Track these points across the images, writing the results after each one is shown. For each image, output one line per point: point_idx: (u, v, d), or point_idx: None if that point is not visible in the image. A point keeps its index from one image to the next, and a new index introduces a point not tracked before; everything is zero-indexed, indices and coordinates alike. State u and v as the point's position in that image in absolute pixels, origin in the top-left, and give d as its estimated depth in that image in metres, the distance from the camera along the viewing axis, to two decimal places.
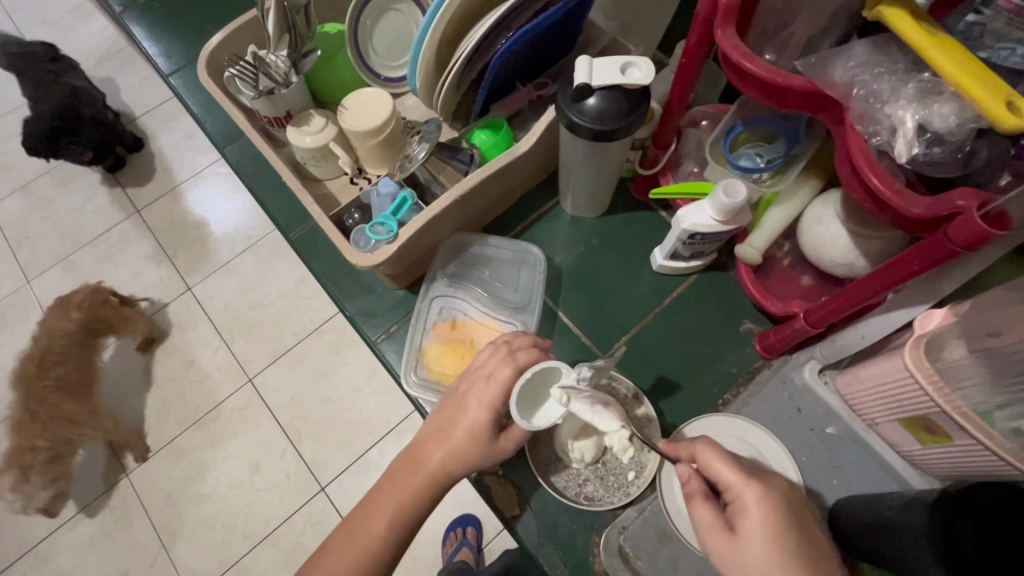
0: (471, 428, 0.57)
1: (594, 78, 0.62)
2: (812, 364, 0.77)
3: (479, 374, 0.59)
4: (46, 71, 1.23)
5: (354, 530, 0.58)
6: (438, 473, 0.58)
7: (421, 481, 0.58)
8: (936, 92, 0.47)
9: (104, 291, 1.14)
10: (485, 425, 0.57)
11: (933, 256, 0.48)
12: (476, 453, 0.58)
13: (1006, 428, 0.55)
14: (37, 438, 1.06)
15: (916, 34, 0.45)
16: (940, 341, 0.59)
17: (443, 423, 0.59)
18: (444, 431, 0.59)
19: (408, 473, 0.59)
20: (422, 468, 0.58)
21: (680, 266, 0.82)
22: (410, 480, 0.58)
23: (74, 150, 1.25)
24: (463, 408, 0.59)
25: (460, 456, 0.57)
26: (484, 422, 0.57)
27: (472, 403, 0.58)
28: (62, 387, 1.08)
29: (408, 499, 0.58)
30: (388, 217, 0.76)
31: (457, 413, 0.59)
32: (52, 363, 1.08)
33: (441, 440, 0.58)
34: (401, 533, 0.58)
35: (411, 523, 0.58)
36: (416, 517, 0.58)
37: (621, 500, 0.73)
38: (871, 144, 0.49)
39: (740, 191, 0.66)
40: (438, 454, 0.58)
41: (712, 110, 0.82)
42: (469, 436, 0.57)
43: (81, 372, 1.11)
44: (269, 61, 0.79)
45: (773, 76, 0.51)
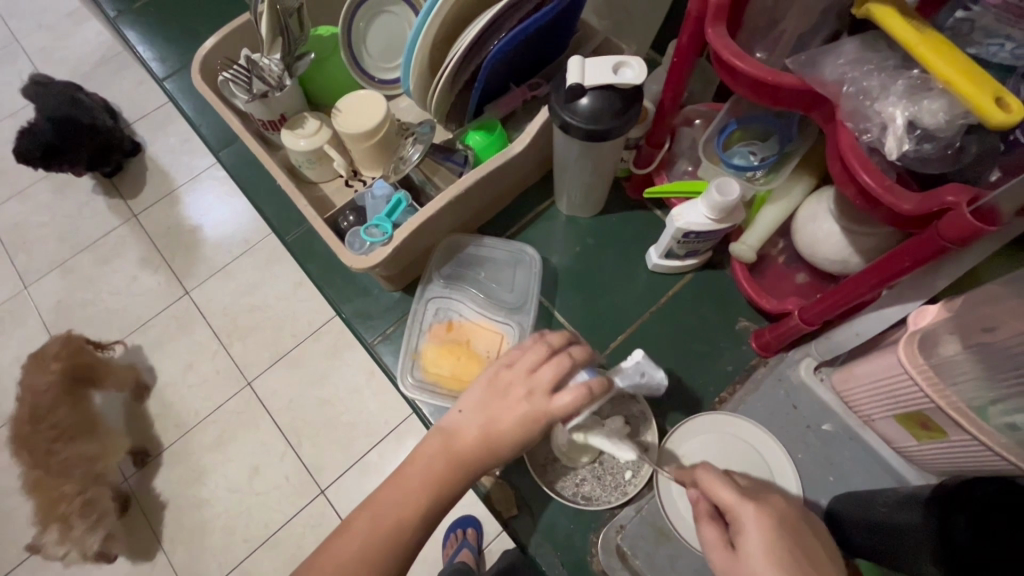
0: (521, 417, 0.57)
1: (586, 78, 0.62)
2: (807, 362, 0.77)
3: (522, 367, 0.60)
4: (55, 90, 1.28)
5: (381, 509, 0.55)
6: (475, 461, 0.57)
7: (457, 467, 0.57)
8: (926, 88, 0.47)
9: (77, 338, 1.12)
10: (534, 413, 0.57)
11: (926, 252, 0.48)
12: (513, 445, 0.57)
13: (1000, 424, 0.55)
14: (64, 485, 1.03)
15: (904, 32, 0.45)
16: (934, 337, 0.59)
17: (484, 409, 0.58)
18: (486, 417, 0.58)
19: (445, 455, 0.57)
20: (458, 455, 0.57)
21: (675, 265, 0.82)
22: (447, 463, 0.56)
23: (70, 163, 1.27)
24: (507, 400, 0.58)
25: (501, 443, 0.57)
26: (535, 411, 0.57)
27: (520, 393, 0.58)
28: (59, 432, 1.06)
29: (442, 485, 0.56)
30: (382, 219, 0.76)
31: (502, 400, 0.58)
32: (45, 414, 1.06)
33: (483, 425, 0.58)
34: (430, 518, 0.56)
35: (439, 509, 0.56)
36: (444, 503, 0.56)
37: (618, 499, 0.73)
38: (861, 140, 0.50)
39: (733, 190, 0.66)
40: (477, 439, 0.57)
41: (705, 109, 0.82)
42: (516, 423, 0.57)
43: (79, 417, 1.08)
44: (262, 65, 0.79)
45: (764, 74, 0.51)
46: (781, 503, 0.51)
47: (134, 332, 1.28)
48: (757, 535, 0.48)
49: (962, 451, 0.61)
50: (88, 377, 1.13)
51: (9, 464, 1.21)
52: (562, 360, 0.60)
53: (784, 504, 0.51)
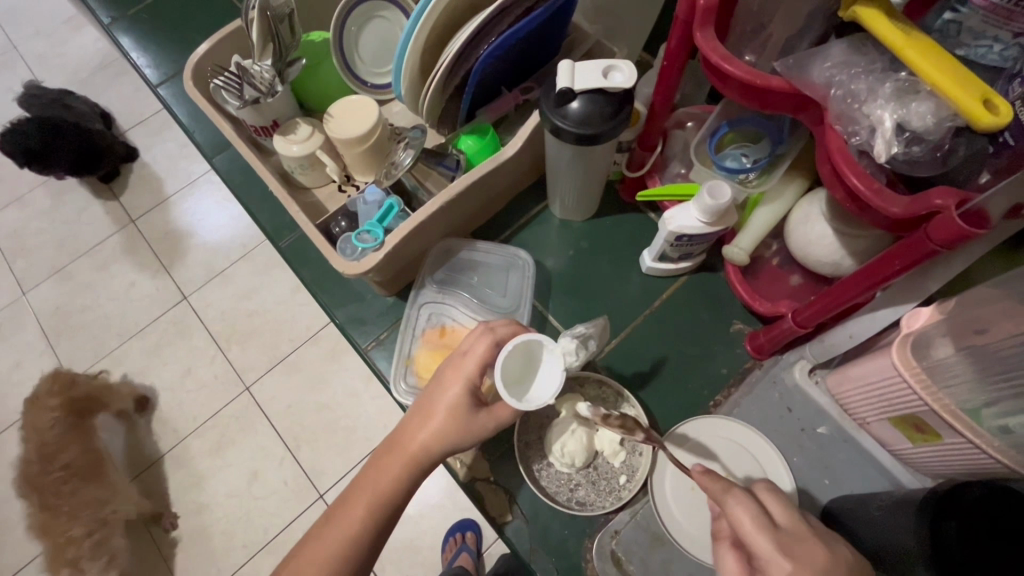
0: (450, 405, 0.56)
1: (576, 82, 0.62)
2: (802, 364, 0.77)
3: (460, 350, 0.59)
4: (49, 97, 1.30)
5: (335, 517, 0.55)
6: (417, 453, 0.56)
7: (400, 465, 0.56)
8: (914, 91, 0.47)
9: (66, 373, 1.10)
10: (463, 397, 0.56)
11: (916, 255, 0.48)
12: (452, 431, 0.56)
13: (994, 426, 0.55)
14: (73, 528, 1.00)
15: (890, 35, 0.45)
16: (927, 340, 0.59)
17: (422, 399, 0.58)
18: (424, 408, 0.57)
19: (389, 455, 0.57)
20: (401, 449, 0.56)
21: (668, 267, 0.82)
22: (391, 464, 0.56)
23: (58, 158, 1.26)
24: (442, 386, 0.57)
25: (440, 435, 0.56)
26: (464, 395, 0.56)
27: (450, 381, 0.57)
28: (71, 471, 1.03)
29: (389, 481, 0.56)
30: (373, 225, 0.76)
31: (435, 389, 0.58)
32: (55, 453, 1.04)
33: (422, 418, 0.57)
34: (382, 519, 0.56)
35: (391, 507, 0.56)
36: (395, 504, 0.56)
37: (613, 505, 0.72)
38: (850, 143, 0.49)
39: (725, 192, 0.66)
40: (416, 434, 0.57)
41: (696, 111, 0.82)
42: (448, 411, 0.56)
43: (88, 455, 1.06)
44: (253, 71, 0.79)
45: (752, 77, 0.51)
46: (823, 559, 0.46)
47: (132, 337, 1.28)
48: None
49: (956, 454, 0.61)
50: (89, 411, 1.10)
51: (8, 471, 1.21)
52: (489, 337, 0.58)
53: (830, 557, 0.46)
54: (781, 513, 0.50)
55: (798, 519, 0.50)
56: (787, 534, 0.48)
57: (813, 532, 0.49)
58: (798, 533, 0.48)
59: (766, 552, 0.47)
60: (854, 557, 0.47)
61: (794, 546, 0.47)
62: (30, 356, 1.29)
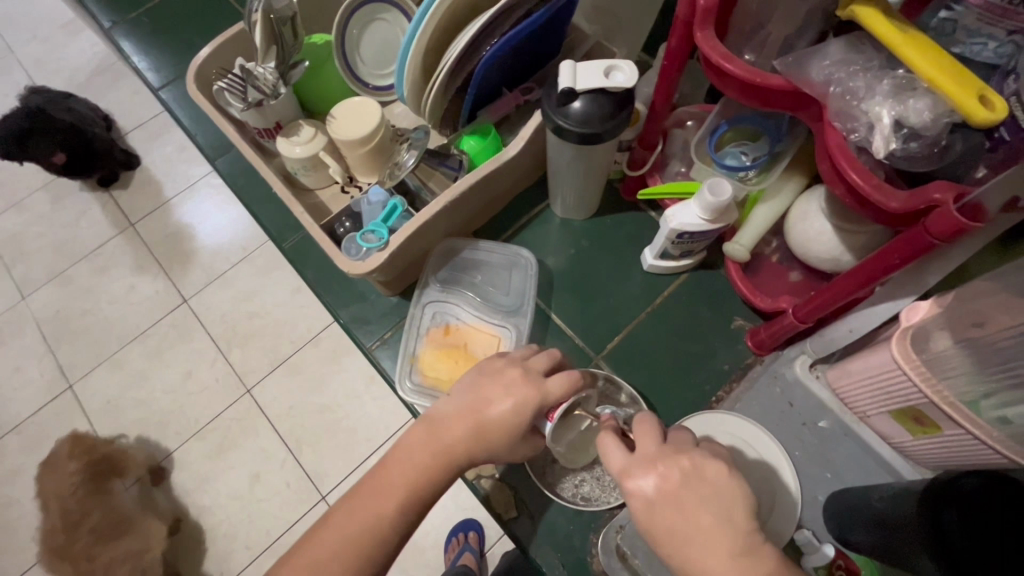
0: (506, 411, 0.56)
1: (577, 82, 0.63)
2: (803, 360, 0.76)
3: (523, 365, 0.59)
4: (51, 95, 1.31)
5: (357, 505, 0.54)
6: (458, 451, 0.55)
7: (434, 460, 0.55)
8: (911, 87, 0.48)
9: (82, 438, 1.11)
10: (529, 409, 0.56)
11: (913, 249, 0.49)
12: (501, 440, 0.56)
13: (993, 417, 0.56)
14: None
15: (888, 32, 0.46)
16: (925, 333, 0.60)
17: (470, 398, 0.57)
18: (470, 409, 0.56)
19: (423, 448, 0.56)
20: (440, 445, 0.55)
21: (669, 265, 0.83)
22: (425, 457, 0.55)
23: (43, 150, 1.24)
24: (497, 392, 0.57)
25: (486, 440, 0.56)
26: (527, 407, 0.56)
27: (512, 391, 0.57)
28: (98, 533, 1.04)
29: (424, 476, 0.55)
30: (378, 225, 0.77)
31: (490, 393, 0.57)
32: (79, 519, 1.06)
33: (466, 421, 0.56)
34: (408, 514, 0.54)
35: (422, 502, 0.55)
36: (421, 500, 0.55)
37: (617, 500, 0.74)
38: (849, 140, 0.50)
39: (725, 190, 0.66)
40: (460, 433, 0.56)
41: (696, 110, 0.83)
42: (503, 418, 0.56)
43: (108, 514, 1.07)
44: (256, 74, 0.79)
45: (752, 76, 0.52)
46: (653, 478, 0.44)
47: (133, 340, 1.28)
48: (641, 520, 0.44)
49: (954, 445, 0.62)
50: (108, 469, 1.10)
51: (9, 475, 1.21)
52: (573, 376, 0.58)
53: (664, 472, 0.44)
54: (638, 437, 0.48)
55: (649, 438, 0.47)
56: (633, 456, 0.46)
57: (657, 447, 0.46)
58: (644, 451, 0.46)
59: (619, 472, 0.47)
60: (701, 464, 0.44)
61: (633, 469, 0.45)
62: (29, 361, 1.29)
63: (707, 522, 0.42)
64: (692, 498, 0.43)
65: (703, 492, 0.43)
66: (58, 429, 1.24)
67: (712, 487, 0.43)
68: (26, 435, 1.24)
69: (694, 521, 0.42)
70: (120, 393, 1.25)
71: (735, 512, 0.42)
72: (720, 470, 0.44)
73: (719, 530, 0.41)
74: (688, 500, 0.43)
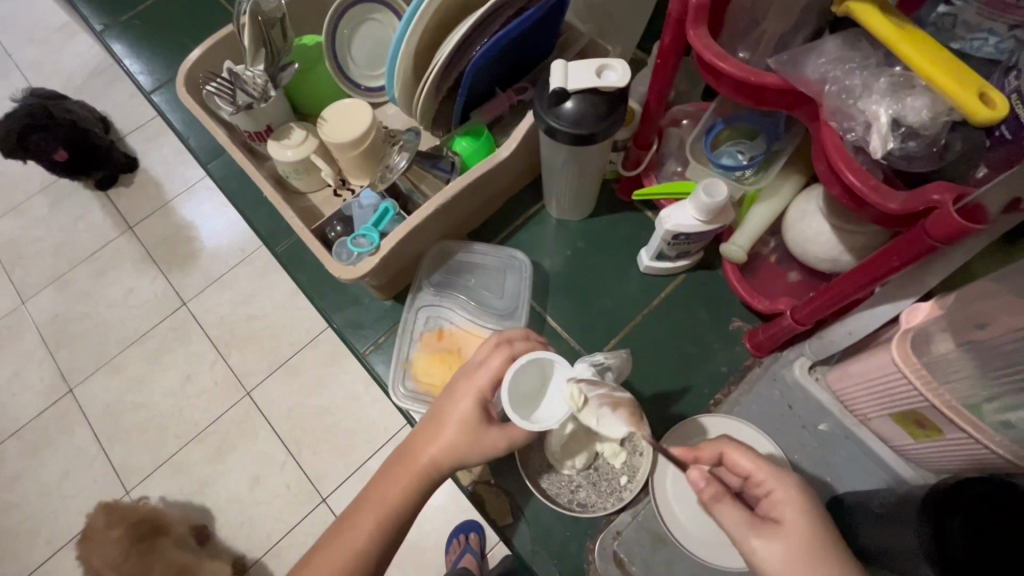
0: (463, 420, 0.56)
1: (569, 82, 0.62)
2: (802, 362, 0.76)
3: (473, 360, 0.58)
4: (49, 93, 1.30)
5: (343, 527, 0.56)
6: (428, 468, 0.56)
7: (411, 479, 0.56)
8: (908, 85, 0.47)
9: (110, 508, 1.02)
10: (474, 411, 0.56)
11: (914, 252, 0.48)
12: (466, 449, 0.55)
13: (994, 421, 0.54)
14: None
15: (883, 28, 0.44)
16: (926, 336, 0.59)
17: (433, 414, 0.58)
18: (434, 425, 0.57)
19: (400, 468, 0.57)
20: (414, 465, 0.56)
21: (666, 266, 0.81)
22: (400, 479, 0.56)
23: (43, 148, 1.23)
24: (453, 400, 0.57)
25: (451, 453, 0.55)
26: (473, 409, 0.56)
27: (458, 392, 0.57)
28: None
29: (399, 495, 0.56)
30: (369, 229, 0.75)
31: (447, 404, 0.57)
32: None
33: (431, 437, 0.56)
34: (392, 532, 0.56)
35: (402, 518, 0.57)
36: (404, 518, 0.57)
37: (614, 505, 0.72)
38: (846, 139, 0.49)
39: (721, 190, 0.65)
40: (429, 451, 0.56)
41: (692, 109, 0.82)
42: (457, 424, 0.56)
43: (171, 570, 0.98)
44: (245, 77, 0.78)
45: (745, 75, 0.51)
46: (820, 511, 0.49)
47: (131, 344, 1.28)
48: (777, 545, 0.48)
49: (957, 448, 0.60)
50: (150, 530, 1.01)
51: (10, 480, 1.21)
52: (504, 348, 0.57)
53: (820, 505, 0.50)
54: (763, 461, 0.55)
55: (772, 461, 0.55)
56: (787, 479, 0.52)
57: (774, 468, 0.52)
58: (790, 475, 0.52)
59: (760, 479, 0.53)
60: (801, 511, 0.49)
61: (785, 497, 0.50)
62: (29, 365, 1.28)
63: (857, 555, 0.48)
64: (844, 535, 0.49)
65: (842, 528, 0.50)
66: (58, 433, 1.23)
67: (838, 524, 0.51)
68: (25, 440, 1.23)
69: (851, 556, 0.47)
70: (119, 397, 1.24)
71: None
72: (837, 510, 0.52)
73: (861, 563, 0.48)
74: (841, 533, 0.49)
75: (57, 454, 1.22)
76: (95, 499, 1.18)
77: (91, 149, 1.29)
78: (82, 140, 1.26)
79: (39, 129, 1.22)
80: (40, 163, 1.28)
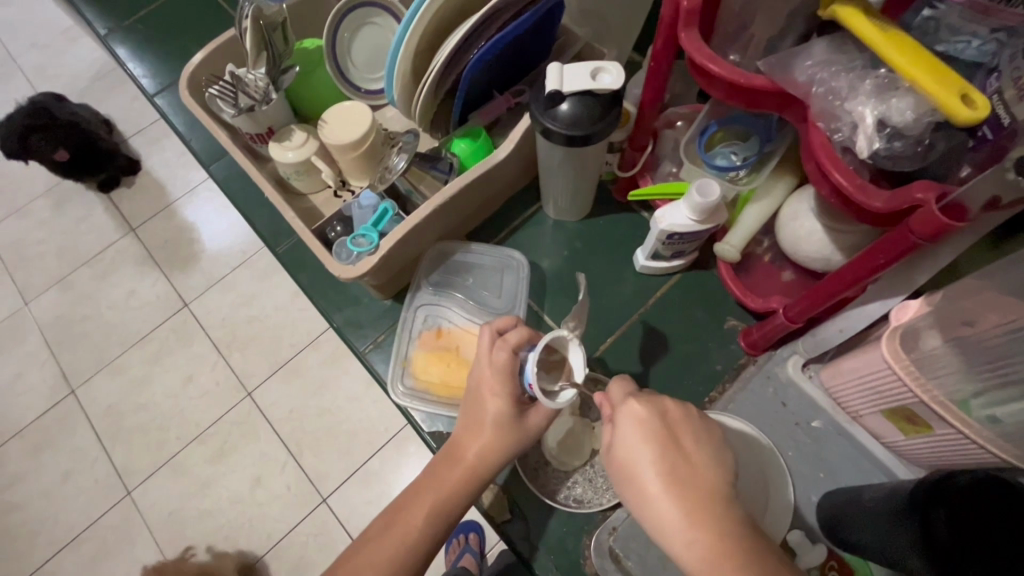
0: (502, 414, 0.59)
1: (565, 84, 0.63)
2: (795, 359, 0.77)
3: (480, 361, 0.61)
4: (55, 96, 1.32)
5: (391, 529, 0.56)
6: (476, 465, 0.59)
7: (459, 478, 0.59)
8: (893, 87, 0.48)
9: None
10: (510, 410, 0.59)
11: (899, 249, 0.49)
12: (508, 441, 0.59)
13: (982, 416, 0.55)
14: None
15: (869, 32, 0.45)
16: (915, 332, 0.59)
17: (470, 413, 0.61)
18: (474, 422, 0.60)
19: (447, 469, 0.59)
20: (461, 462, 0.59)
21: (661, 266, 0.82)
22: (451, 477, 0.59)
23: (45, 149, 1.25)
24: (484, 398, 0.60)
25: (496, 450, 0.59)
26: (509, 408, 0.59)
27: (488, 392, 0.60)
28: None
29: (447, 492, 0.58)
30: (368, 229, 0.76)
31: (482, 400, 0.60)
32: None
33: (474, 434, 0.60)
34: (439, 530, 0.58)
35: (449, 518, 0.58)
36: (452, 518, 0.59)
37: (610, 501, 0.74)
38: (833, 140, 0.51)
39: (713, 191, 0.66)
40: (474, 447, 0.59)
41: (686, 111, 0.83)
42: (498, 423, 0.59)
43: None
44: (247, 80, 0.80)
45: (736, 77, 0.52)
46: (653, 411, 0.48)
47: (134, 346, 1.29)
48: (619, 469, 0.48)
49: (946, 443, 0.61)
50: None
51: (12, 479, 1.22)
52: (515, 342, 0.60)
53: (666, 411, 0.49)
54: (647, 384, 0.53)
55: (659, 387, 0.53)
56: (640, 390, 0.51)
57: (633, 394, 0.50)
58: (651, 392, 0.51)
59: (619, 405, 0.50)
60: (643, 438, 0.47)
61: (634, 426, 0.48)
62: (32, 366, 1.30)
63: (690, 456, 0.46)
64: (684, 440, 0.47)
65: (695, 434, 0.48)
66: (61, 434, 1.24)
67: (706, 441, 0.48)
68: (29, 440, 1.24)
69: (682, 456, 0.46)
70: (121, 397, 1.26)
71: (723, 465, 0.46)
72: (714, 428, 0.50)
73: (704, 467, 0.46)
74: (684, 436, 0.47)
75: (60, 454, 1.23)
76: (97, 500, 1.19)
77: (92, 148, 1.30)
78: (83, 140, 1.28)
79: (39, 130, 1.23)
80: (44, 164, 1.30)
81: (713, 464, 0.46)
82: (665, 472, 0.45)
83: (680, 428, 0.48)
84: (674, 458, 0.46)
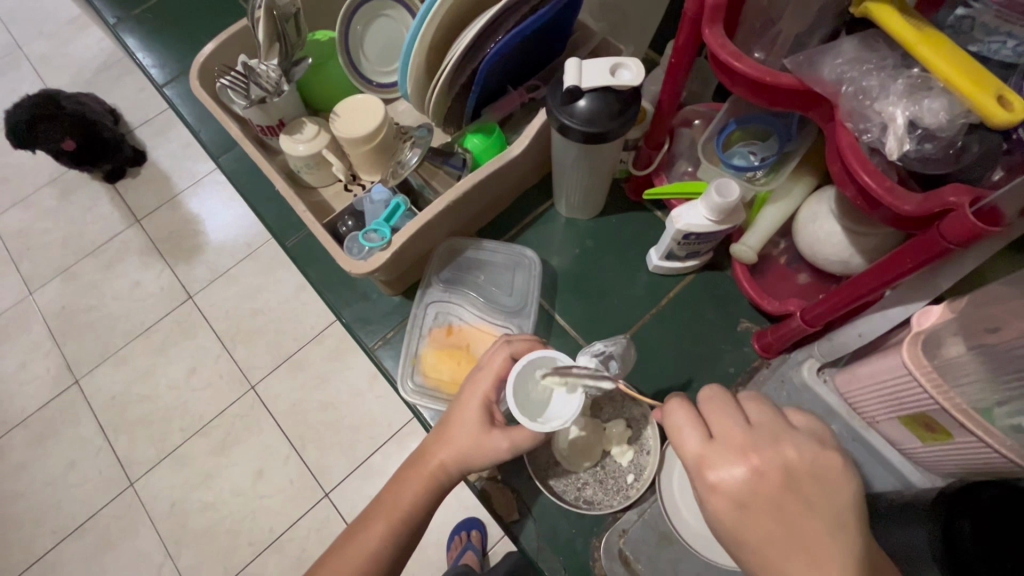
0: (469, 420, 0.57)
1: (583, 79, 0.62)
2: (811, 363, 0.75)
3: (480, 365, 0.61)
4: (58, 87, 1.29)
5: (357, 534, 0.58)
6: (437, 470, 0.58)
7: (424, 482, 0.58)
8: (926, 87, 0.47)
9: None
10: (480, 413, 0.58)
11: (928, 254, 0.47)
12: (472, 448, 0.57)
13: (1006, 425, 0.54)
14: None
15: (903, 29, 0.44)
16: (937, 338, 0.58)
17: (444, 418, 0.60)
18: (443, 427, 0.59)
19: (411, 471, 0.58)
20: (422, 465, 0.58)
21: (675, 266, 0.81)
22: (414, 481, 0.58)
23: (53, 137, 1.22)
24: (461, 403, 0.59)
25: (461, 457, 0.57)
26: (479, 411, 0.58)
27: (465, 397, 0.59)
28: None
29: (409, 496, 0.58)
30: (380, 224, 0.76)
31: (456, 404, 0.59)
32: None
33: (442, 437, 0.58)
34: (403, 536, 0.57)
35: (413, 524, 0.58)
36: (415, 522, 0.58)
37: (620, 503, 0.73)
38: (862, 140, 0.49)
39: (733, 190, 0.65)
40: (439, 452, 0.58)
41: (705, 109, 0.82)
42: (464, 426, 0.57)
43: None
44: (259, 71, 0.78)
45: (762, 75, 0.51)
46: (744, 475, 0.43)
47: (138, 337, 1.28)
48: (718, 528, 0.44)
49: (966, 452, 0.60)
50: None
51: (15, 469, 1.21)
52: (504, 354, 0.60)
53: (761, 465, 0.43)
54: (716, 420, 0.46)
55: (734, 419, 0.45)
56: (715, 443, 0.44)
57: (706, 444, 0.45)
58: (730, 440, 0.44)
59: (699, 458, 0.45)
60: (743, 502, 0.42)
61: (726, 489, 0.43)
62: (36, 356, 1.29)
63: (806, 520, 0.41)
64: (792, 498, 0.42)
65: (809, 487, 0.42)
66: (64, 424, 1.24)
67: (813, 488, 0.42)
68: (31, 429, 1.24)
69: (788, 519, 0.41)
70: (125, 388, 1.25)
71: (840, 513, 0.42)
72: (832, 460, 0.44)
73: (815, 526, 0.41)
74: (795, 496, 0.42)
75: (63, 445, 1.22)
76: (99, 490, 1.19)
77: (97, 136, 1.28)
78: (88, 127, 1.26)
79: (46, 119, 1.21)
80: (49, 154, 1.28)
81: (832, 525, 0.41)
82: (787, 554, 0.41)
83: (786, 483, 0.42)
84: (778, 520, 0.41)
